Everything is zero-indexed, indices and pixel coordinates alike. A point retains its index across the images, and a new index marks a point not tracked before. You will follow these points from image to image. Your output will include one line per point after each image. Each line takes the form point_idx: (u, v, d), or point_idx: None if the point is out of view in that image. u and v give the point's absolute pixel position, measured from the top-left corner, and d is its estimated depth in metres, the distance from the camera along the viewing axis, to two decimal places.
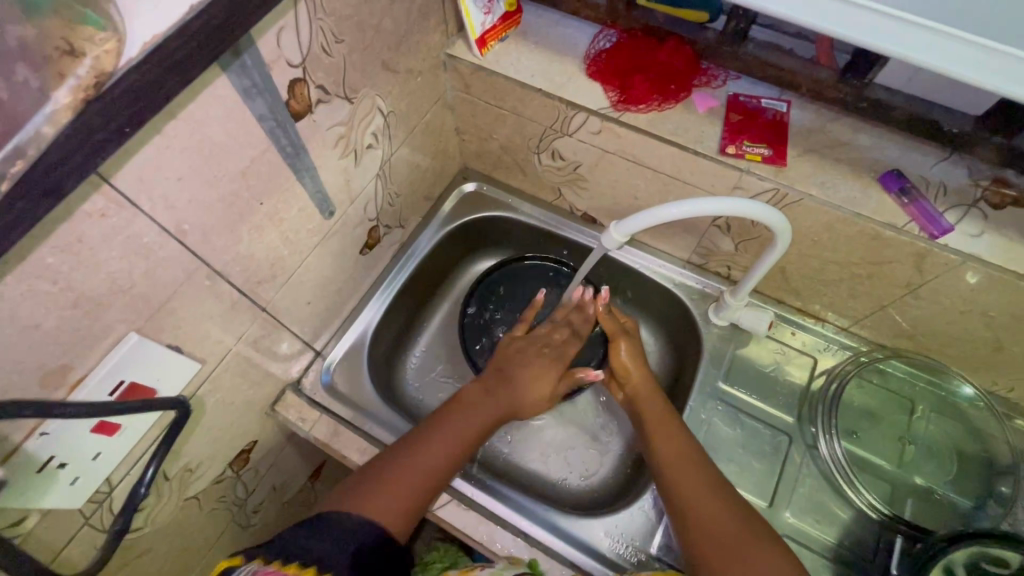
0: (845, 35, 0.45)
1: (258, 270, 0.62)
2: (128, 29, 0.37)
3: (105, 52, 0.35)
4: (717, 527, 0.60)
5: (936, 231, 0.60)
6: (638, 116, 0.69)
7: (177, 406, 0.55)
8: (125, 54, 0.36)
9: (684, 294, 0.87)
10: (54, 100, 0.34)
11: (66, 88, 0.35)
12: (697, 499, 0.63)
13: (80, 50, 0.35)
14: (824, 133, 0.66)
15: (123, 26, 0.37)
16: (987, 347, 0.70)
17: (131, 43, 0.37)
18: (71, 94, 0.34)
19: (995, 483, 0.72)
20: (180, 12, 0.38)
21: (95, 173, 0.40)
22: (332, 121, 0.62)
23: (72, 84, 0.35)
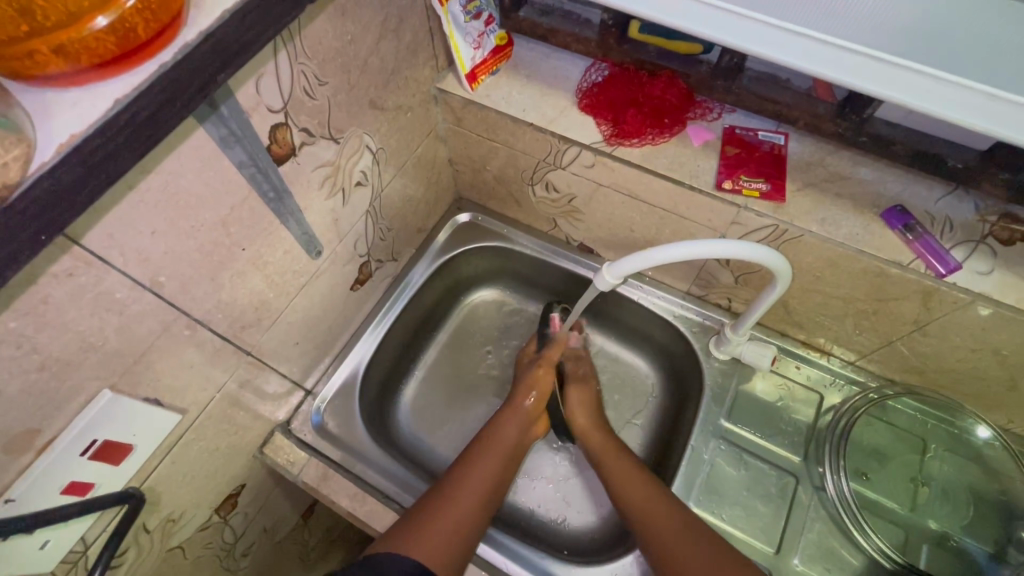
0: (830, 76, 0.43)
1: (241, 315, 0.60)
2: (44, 131, 0.33)
3: (12, 159, 0.30)
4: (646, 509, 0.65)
5: (943, 269, 0.58)
6: (631, 150, 0.68)
7: (127, 500, 0.54)
8: (38, 155, 0.32)
9: (683, 326, 0.85)
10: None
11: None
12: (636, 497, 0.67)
13: None
14: (822, 167, 0.64)
15: (38, 130, 0.32)
16: (1001, 385, 0.67)
17: (45, 146, 0.32)
18: None
19: (1016, 528, 0.68)
20: (106, 105, 0.33)
21: (64, 236, 0.39)
22: (318, 162, 0.60)
23: None
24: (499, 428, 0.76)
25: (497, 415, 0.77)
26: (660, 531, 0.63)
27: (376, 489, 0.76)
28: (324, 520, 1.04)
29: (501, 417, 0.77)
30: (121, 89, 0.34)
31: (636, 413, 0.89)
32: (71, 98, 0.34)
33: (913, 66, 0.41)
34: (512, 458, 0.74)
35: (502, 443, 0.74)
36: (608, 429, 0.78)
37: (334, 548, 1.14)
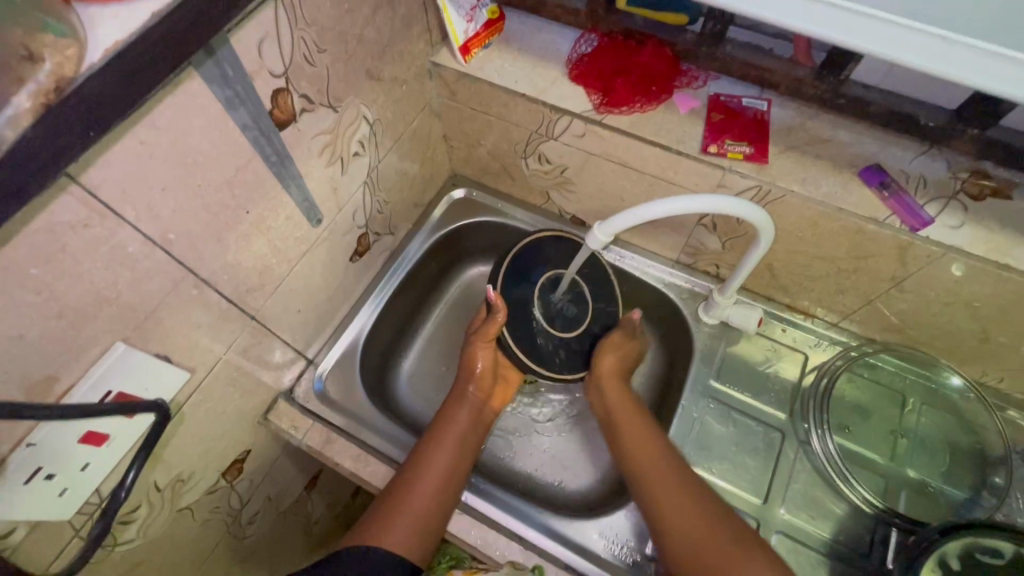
0: (787, 22, 0.46)
1: (246, 278, 0.62)
2: (91, 35, 0.36)
3: (66, 58, 0.34)
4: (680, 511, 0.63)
5: (918, 223, 0.61)
6: (620, 118, 0.70)
7: (154, 409, 0.53)
8: (87, 58, 0.35)
9: (674, 294, 0.87)
10: (14, 105, 0.32)
11: (25, 91, 0.33)
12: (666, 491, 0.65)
13: (39, 54, 0.34)
14: (804, 131, 0.67)
15: (85, 33, 0.36)
16: (974, 338, 0.70)
17: (93, 48, 0.35)
18: (34, 98, 0.33)
19: (988, 475, 0.72)
20: (144, 15, 0.37)
21: (64, 174, 0.39)
22: (317, 129, 0.62)
23: (33, 88, 0.33)
24: (448, 416, 0.76)
25: (448, 405, 0.77)
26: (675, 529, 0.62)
27: (378, 452, 0.79)
28: (327, 493, 1.07)
29: (452, 404, 0.77)
30: (157, 3, 0.37)
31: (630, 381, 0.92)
32: (111, 11, 0.37)
33: (864, 10, 0.43)
34: (469, 443, 0.74)
35: (453, 428, 0.74)
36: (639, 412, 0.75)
37: (336, 522, 1.16)
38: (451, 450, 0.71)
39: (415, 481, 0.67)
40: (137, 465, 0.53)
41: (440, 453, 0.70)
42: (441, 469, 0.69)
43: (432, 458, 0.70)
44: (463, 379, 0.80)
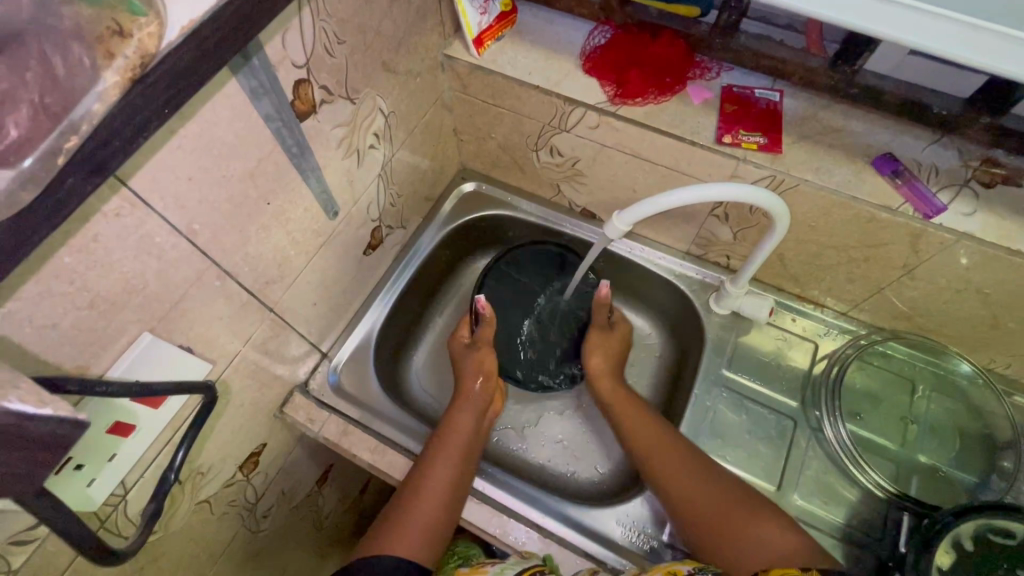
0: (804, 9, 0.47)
1: (266, 270, 0.63)
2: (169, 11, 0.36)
3: (148, 36, 0.34)
4: (693, 496, 0.66)
5: (930, 211, 0.62)
6: (635, 109, 0.71)
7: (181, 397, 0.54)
8: (166, 36, 0.36)
9: (684, 285, 0.88)
10: (103, 81, 0.32)
11: (112, 69, 0.33)
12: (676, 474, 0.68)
13: (128, 31, 0.33)
14: (817, 121, 0.68)
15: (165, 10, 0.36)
16: (983, 324, 0.71)
17: (173, 25, 0.36)
18: (120, 74, 0.33)
19: (998, 459, 0.73)
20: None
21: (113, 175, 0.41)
22: (336, 122, 0.63)
23: (120, 64, 0.33)
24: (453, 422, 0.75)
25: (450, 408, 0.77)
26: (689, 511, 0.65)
27: (394, 443, 0.79)
28: (338, 486, 1.07)
29: (456, 407, 0.77)
30: None
31: (641, 371, 0.93)
32: None
33: None
34: (476, 448, 0.74)
35: (460, 432, 0.73)
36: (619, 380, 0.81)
37: (346, 516, 1.16)
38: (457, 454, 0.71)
39: (424, 487, 0.67)
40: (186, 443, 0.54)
41: (447, 456, 0.70)
42: (450, 475, 0.68)
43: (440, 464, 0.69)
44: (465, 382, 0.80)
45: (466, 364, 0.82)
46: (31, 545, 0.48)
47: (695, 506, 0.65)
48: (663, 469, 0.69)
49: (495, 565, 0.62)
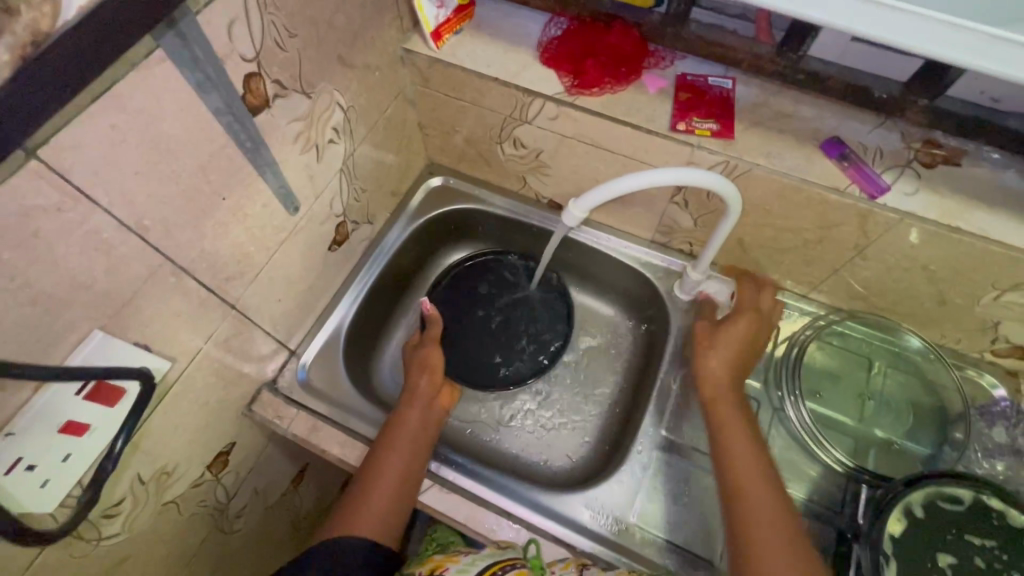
0: None
1: (225, 266, 0.62)
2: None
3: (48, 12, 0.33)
4: (767, 532, 0.56)
5: (875, 191, 0.64)
6: (592, 99, 0.72)
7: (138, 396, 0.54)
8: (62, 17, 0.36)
9: (650, 273, 0.90)
10: None
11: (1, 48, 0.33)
12: (760, 502, 0.59)
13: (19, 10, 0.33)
14: (768, 107, 0.70)
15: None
16: (931, 301, 0.74)
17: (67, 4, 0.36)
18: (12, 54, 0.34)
19: (950, 430, 0.75)
20: None
21: (47, 168, 0.40)
22: (291, 116, 0.63)
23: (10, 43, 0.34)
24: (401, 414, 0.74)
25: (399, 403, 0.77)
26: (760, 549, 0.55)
27: (364, 437, 0.79)
28: (315, 485, 1.07)
29: (405, 401, 0.76)
30: None
31: (610, 359, 0.95)
32: None
33: None
34: (426, 439, 0.73)
35: (408, 425, 0.73)
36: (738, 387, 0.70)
37: (326, 515, 1.16)
38: (405, 448, 0.70)
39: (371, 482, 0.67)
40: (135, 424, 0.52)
41: (394, 451, 0.70)
42: (396, 467, 0.68)
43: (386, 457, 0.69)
44: (413, 377, 0.80)
45: (416, 362, 0.82)
46: None
47: (761, 527, 0.57)
48: (744, 501, 0.59)
49: (468, 555, 0.58)
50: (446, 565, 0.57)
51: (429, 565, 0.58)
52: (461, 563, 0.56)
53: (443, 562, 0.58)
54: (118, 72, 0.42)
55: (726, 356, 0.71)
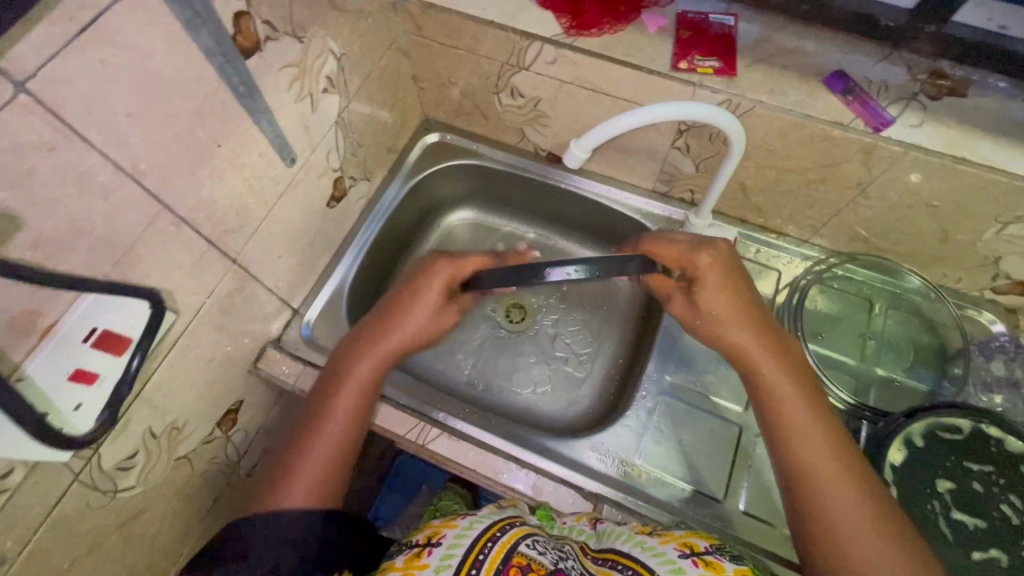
0: None
1: (223, 218, 0.62)
2: None
3: None
4: (837, 511, 0.52)
5: (879, 124, 0.63)
6: (591, 40, 0.70)
7: (146, 345, 0.53)
8: None
9: (651, 223, 0.89)
10: None
11: None
12: (836, 482, 0.52)
13: None
14: (771, 44, 0.68)
15: None
16: (934, 239, 0.74)
17: None
18: None
19: (949, 366, 0.77)
20: None
21: (35, 101, 0.39)
22: (283, 60, 0.61)
23: None
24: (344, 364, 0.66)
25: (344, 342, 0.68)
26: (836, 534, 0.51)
27: None
28: None
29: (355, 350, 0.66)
30: None
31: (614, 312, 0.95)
32: None
33: None
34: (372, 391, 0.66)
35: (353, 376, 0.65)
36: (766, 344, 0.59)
37: None
38: (351, 400, 0.63)
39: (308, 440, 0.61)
40: (142, 351, 0.53)
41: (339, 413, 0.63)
42: (339, 425, 0.62)
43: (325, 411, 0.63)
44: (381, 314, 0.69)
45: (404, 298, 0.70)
46: (1, 496, 0.48)
47: (838, 525, 0.51)
48: (813, 481, 0.53)
49: (466, 517, 0.55)
50: (444, 531, 0.54)
51: (427, 532, 0.55)
52: (459, 529, 0.53)
53: (440, 528, 0.55)
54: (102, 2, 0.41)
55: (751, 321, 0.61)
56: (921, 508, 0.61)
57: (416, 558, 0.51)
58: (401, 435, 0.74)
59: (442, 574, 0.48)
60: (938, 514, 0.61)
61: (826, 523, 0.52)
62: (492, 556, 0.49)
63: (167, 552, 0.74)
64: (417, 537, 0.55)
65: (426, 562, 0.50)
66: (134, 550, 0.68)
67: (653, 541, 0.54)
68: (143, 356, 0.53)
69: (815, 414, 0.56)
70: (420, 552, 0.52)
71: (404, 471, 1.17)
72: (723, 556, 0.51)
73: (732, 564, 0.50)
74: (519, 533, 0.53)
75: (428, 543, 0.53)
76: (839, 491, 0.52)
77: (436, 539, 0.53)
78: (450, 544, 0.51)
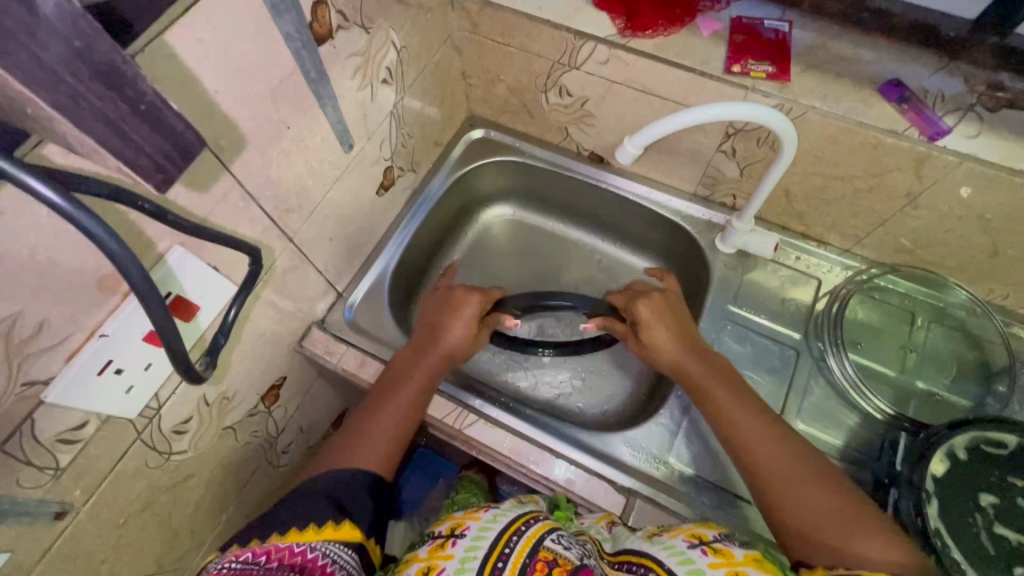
0: None
1: (285, 197, 0.64)
2: None
3: None
4: (790, 488, 0.55)
5: (934, 133, 0.63)
6: (645, 42, 0.72)
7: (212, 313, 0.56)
8: None
9: (690, 225, 0.90)
10: None
11: None
12: (771, 460, 0.57)
13: None
14: (825, 50, 0.69)
15: None
16: (983, 253, 0.73)
17: None
18: None
19: (993, 383, 0.76)
20: None
21: (140, 72, 0.42)
22: (350, 50, 0.64)
23: None
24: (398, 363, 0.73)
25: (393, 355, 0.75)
26: (795, 516, 0.54)
27: None
28: None
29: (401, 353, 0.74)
30: None
31: None
32: None
33: None
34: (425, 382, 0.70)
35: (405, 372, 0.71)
36: (699, 354, 0.69)
37: None
38: (412, 390, 0.69)
39: (369, 421, 0.66)
40: (238, 302, 0.56)
41: (396, 395, 0.68)
42: (398, 409, 0.67)
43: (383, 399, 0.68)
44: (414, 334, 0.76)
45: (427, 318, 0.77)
46: (76, 446, 0.51)
47: (795, 504, 0.54)
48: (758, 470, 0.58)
49: (490, 509, 0.56)
50: (467, 523, 0.54)
51: (449, 523, 0.56)
52: (484, 520, 0.54)
53: (464, 520, 0.55)
54: None
55: (677, 330, 0.72)
56: (964, 521, 0.60)
57: (439, 549, 0.52)
58: (440, 418, 0.76)
59: (466, 568, 0.49)
60: (980, 527, 0.60)
61: (791, 507, 0.54)
62: (517, 550, 0.50)
63: (208, 519, 0.77)
64: (440, 529, 0.56)
65: (450, 553, 0.51)
66: (179, 513, 0.71)
67: (665, 537, 0.54)
68: (238, 307, 0.56)
69: (762, 418, 0.61)
70: (443, 543, 0.53)
71: (426, 462, 1.18)
72: (733, 542, 0.51)
73: (743, 550, 0.50)
74: (545, 526, 0.54)
75: (451, 535, 0.54)
76: (781, 469, 0.56)
77: (460, 531, 0.54)
78: (473, 536, 0.52)
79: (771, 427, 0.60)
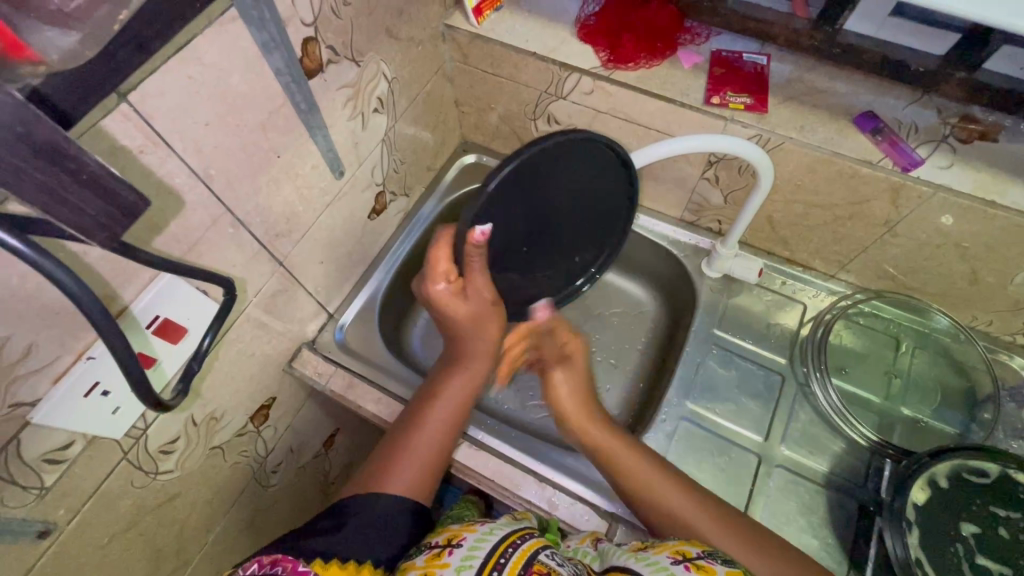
0: None
1: (275, 223, 0.66)
2: None
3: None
4: (709, 530, 0.59)
5: (908, 164, 0.65)
6: (627, 73, 0.74)
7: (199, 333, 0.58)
8: None
9: (677, 250, 0.91)
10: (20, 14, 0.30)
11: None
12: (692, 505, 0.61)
13: None
14: (801, 83, 0.71)
15: None
16: (964, 280, 0.74)
17: None
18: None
19: (978, 410, 0.76)
20: None
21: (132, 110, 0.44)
22: (341, 82, 0.66)
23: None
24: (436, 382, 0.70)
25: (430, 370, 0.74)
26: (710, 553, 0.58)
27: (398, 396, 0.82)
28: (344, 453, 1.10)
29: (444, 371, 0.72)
30: None
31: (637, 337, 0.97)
32: None
33: None
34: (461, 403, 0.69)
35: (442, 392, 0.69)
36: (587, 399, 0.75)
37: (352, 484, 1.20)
38: (452, 409, 0.67)
39: (400, 441, 0.64)
40: (212, 331, 0.57)
41: (432, 413, 0.67)
42: (435, 425, 0.66)
43: (418, 416, 0.67)
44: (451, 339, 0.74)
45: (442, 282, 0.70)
46: (61, 466, 0.53)
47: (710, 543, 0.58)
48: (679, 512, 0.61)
49: (486, 523, 0.56)
50: (463, 533, 0.54)
51: (445, 535, 0.55)
52: (480, 532, 0.54)
53: (460, 531, 0.55)
54: (192, 28, 0.46)
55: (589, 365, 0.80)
56: (943, 552, 0.60)
57: (437, 558, 0.51)
58: None
59: None
60: (960, 556, 0.60)
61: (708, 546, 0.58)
62: (512, 561, 0.50)
63: (193, 539, 0.77)
64: (436, 539, 0.55)
65: (446, 562, 0.50)
66: (165, 532, 0.71)
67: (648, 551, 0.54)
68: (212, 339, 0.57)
69: (658, 465, 0.66)
70: (440, 552, 0.52)
71: None
72: (717, 560, 0.51)
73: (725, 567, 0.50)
74: (539, 543, 0.54)
75: (448, 544, 0.53)
76: (694, 513, 0.61)
77: (457, 541, 0.53)
78: (470, 546, 0.52)
79: (665, 471, 0.65)
